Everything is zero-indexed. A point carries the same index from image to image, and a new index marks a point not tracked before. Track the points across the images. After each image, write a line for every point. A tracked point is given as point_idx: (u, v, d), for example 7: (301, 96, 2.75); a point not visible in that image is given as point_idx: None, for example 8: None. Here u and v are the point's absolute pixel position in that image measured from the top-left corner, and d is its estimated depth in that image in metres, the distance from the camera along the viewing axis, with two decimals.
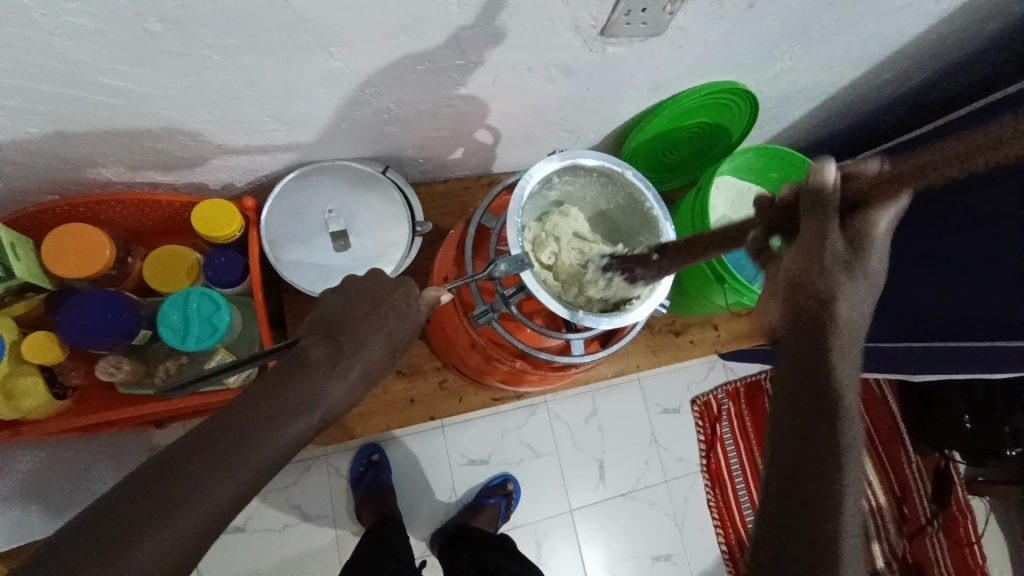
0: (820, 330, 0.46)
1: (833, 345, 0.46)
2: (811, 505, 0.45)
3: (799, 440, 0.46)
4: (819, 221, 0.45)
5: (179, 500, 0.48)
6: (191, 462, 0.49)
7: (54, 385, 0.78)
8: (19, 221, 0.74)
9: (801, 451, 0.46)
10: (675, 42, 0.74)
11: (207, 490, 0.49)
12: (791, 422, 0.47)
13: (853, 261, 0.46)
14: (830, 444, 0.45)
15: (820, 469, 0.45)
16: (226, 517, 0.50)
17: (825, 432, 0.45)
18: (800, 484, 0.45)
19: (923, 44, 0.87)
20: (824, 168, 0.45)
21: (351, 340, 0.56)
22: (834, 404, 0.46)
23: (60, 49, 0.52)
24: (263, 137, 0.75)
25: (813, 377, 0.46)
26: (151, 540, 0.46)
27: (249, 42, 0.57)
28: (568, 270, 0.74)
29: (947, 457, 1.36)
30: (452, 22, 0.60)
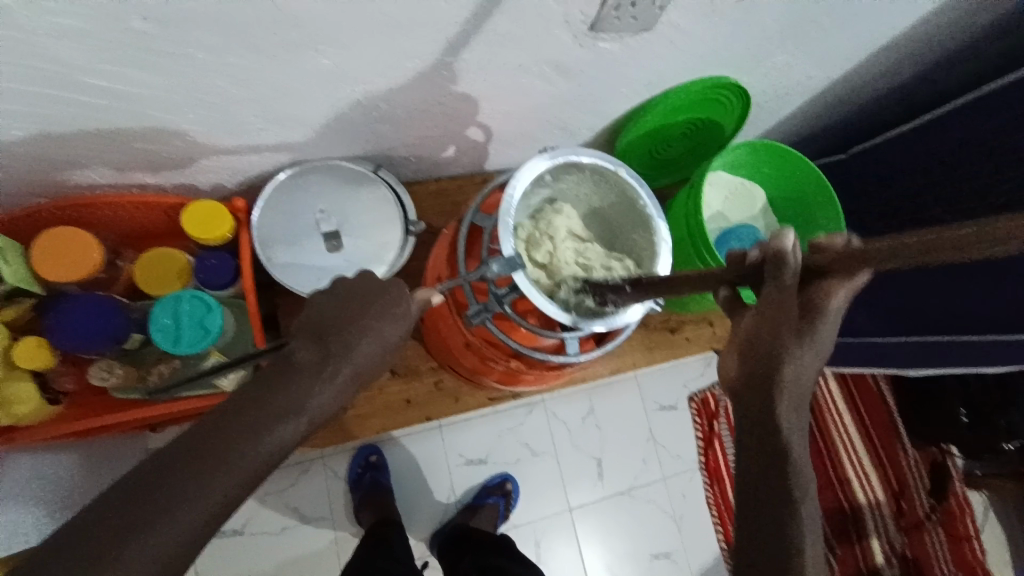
0: (772, 390, 0.50)
1: (780, 398, 0.50)
2: (779, 538, 0.50)
3: (759, 480, 0.51)
4: (777, 293, 0.47)
5: (168, 506, 0.47)
6: (180, 467, 0.49)
7: (45, 390, 0.77)
8: (7, 225, 0.73)
9: (764, 488, 0.51)
10: (667, 38, 0.73)
11: (197, 496, 0.48)
12: (749, 464, 0.53)
13: (804, 330, 0.49)
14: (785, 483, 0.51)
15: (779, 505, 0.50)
16: (216, 521, 0.50)
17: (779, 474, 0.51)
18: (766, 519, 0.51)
19: (916, 37, 0.87)
20: (784, 240, 0.45)
21: (340, 343, 0.55)
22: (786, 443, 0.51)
23: (44, 48, 0.51)
24: (254, 137, 0.75)
25: (764, 425, 0.51)
26: (140, 546, 0.46)
27: (237, 41, 0.56)
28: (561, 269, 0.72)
29: (944, 451, 1.37)
30: (442, 18, 0.59)
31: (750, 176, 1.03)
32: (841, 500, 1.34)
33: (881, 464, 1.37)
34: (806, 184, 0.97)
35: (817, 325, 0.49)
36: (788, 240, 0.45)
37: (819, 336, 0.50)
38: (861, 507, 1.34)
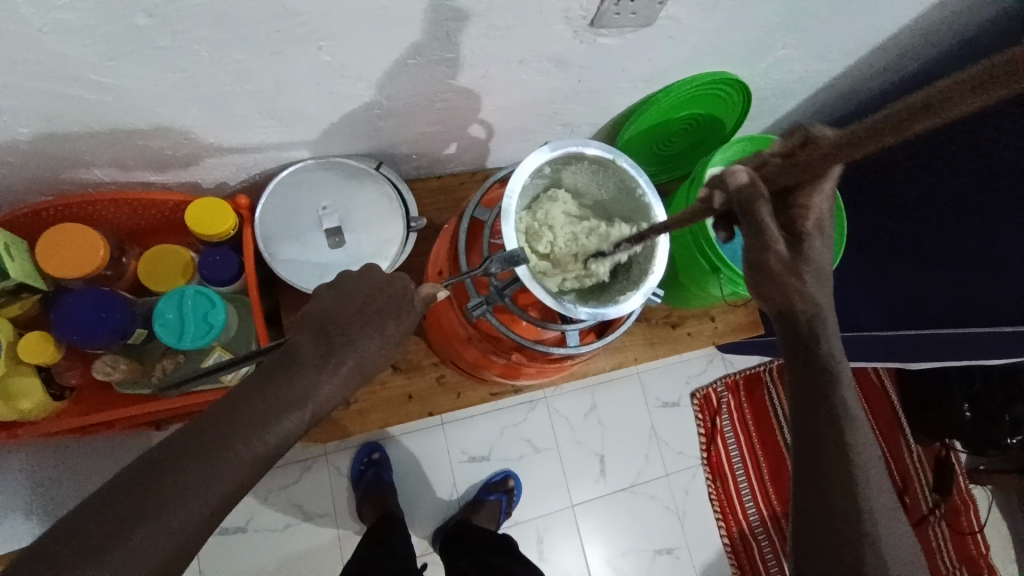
0: (808, 331, 0.51)
1: (828, 351, 0.52)
2: (842, 493, 0.51)
3: (817, 435, 0.52)
4: (754, 227, 0.44)
5: (171, 499, 0.47)
6: (184, 458, 0.48)
7: (51, 385, 0.78)
8: (12, 222, 0.74)
9: (826, 449, 0.52)
10: (666, 33, 0.73)
11: (200, 492, 0.48)
12: (806, 427, 0.53)
13: (798, 255, 0.48)
14: (843, 442, 0.52)
15: (839, 462, 0.51)
16: (218, 515, 0.50)
17: (834, 431, 0.52)
18: (824, 478, 0.52)
19: (915, 31, 0.87)
20: (733, 175, 0.44)
21: (342, 336, 0.56)
22: (839, 400, 0.52)
23: (49, 44, 0.52)
24: (256, 134, 0.75)
25: (814, 376, 0.52)
26: (143, 535, 0.45)
27: (239, 37, 0.57)
28: (562, 254, 0.74)
29: (948, 447, 1.37)
30: (443, 14, 0.60)
31: None
32: None
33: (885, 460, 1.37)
34: None
35: (811, 242, 0.48)
36: (737, 173, 0.44)
37: (815, 251, 0.48)
38: None
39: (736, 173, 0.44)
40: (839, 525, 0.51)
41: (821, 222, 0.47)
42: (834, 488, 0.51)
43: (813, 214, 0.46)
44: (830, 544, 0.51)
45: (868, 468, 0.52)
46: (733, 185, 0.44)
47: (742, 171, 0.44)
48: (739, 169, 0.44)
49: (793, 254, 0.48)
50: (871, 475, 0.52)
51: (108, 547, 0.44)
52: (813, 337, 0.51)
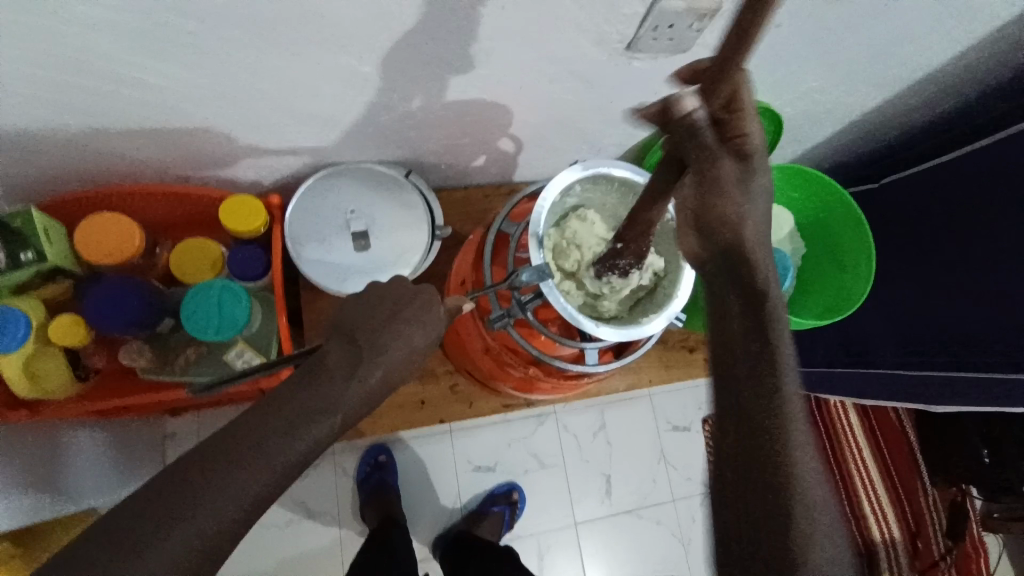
0: (738, 274, 0.46)
1: (758, 321, 0.44)
2: (774, 521, 0.42)
3: (741, 391, 0.44)
4: (690, 145, 0.46)
5: (206, 500, 0.49)
6: (216, 461, 0.50)
7: (77, 366, 0.79)
8: (54, 208, 0.76)
9: (760, 414, 0.43)
10: (700, 59, 0.74)
11: (230, 493, 0.49)
12: (736, 386, 0.44)
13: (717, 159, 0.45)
14: (779, 411, 0.43)
15: (774, 432, 0.42)
16: (245, 519, 0.51)
17: (772, 401, 0.43)
18: (751, 445, 0.43)
19: (948, 71, 0.87)
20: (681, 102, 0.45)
21: (370, 344, 0.57)
22: (776, 357, 0.43)
23: (96, 42, 0.54)
24: (290, 137, 0.77)
25: (751, 321, 0.44)
26: (178, 536, 0.47)
27: (278, 43, 0.58)
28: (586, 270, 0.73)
29: (965, 492, 1.30)
30: (480, 31, 0.61)
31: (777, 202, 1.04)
32: (856, 536, 1.31)
33: (897, 500, 1.34)
34: (839, 214, 0.98)
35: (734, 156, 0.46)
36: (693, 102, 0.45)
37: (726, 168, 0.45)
38: (875, 545, 1.31)
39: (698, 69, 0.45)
40: (767, 559, 0.41)
41: (752, 144, 0.46)
42: (760, 492, 0.42)
43: (743, 137, 0.46)
44: (753, 524, 0.42)
45: (806, 486, 0.42)
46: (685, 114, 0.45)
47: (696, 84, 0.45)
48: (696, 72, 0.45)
49: (722, 172, 0.45)
50: (807, 470, 0.42)
51: (145, 544, 0.47)
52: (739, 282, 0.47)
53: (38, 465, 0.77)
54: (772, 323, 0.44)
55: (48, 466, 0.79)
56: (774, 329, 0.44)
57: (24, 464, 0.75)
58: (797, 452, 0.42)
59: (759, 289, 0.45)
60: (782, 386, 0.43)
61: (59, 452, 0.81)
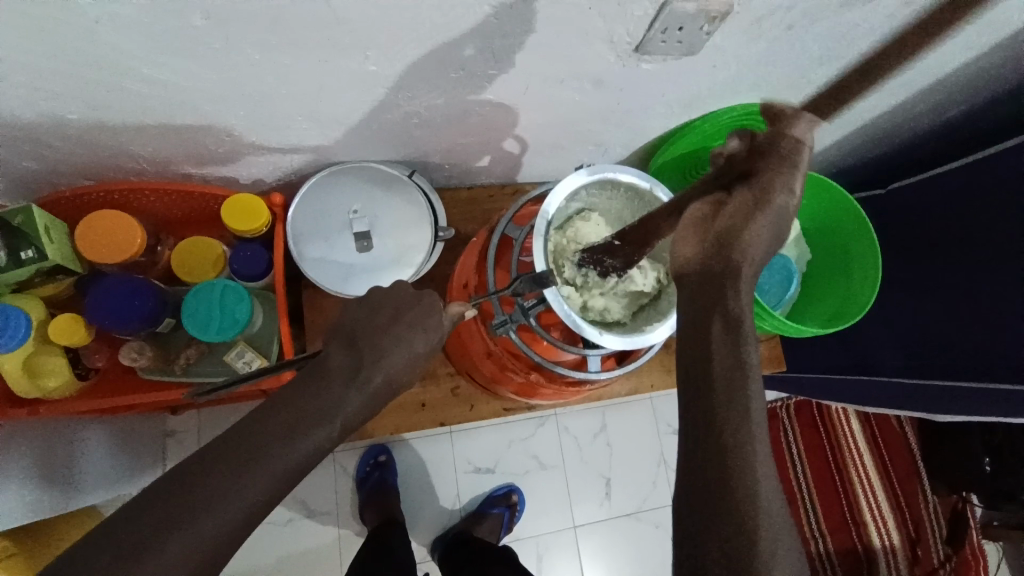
0: (718, 294, 0.51)
1: (727, 332, 0.48)
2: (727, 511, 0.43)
3: (710, 407, 0.46)
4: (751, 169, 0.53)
5: (203, 509, 0.48)
6: (214, 468, 0.49)
7: (77, 365, 0.79)
8: (56, 204, 0.76)
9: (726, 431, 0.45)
10: (708, 62, 0.73)
11: (227, 501, 0.48)
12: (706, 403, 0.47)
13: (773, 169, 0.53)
14: (746, 432, 0.45)
15: (740, 449, 0.44)
16: (242, 529, 0.50)
17: (738, 420, 0.45)
18: (714, 458, 0.45)
19: (960, 77, 0.86)
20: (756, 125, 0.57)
21: (372, 349, 0.56)
22: (745, 381, 0.47)
23: (104, 36, 0.53)
24: (295, 135, 0.76)
25: (723, 345, 0.48)
26: (175, 546, 0.46)
27: (287, 41, 0.58)
28: (574, 256, 0.72)
29: (964, 500, 1.30)
30: (489, 30, 0.60)
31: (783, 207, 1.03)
32: (854, 540, 1.29)
33: (897, 506, 1.32)
34: (845, 221, 0.97)
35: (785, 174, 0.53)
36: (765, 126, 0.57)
37: (779, 179, 0.52)
38: (874, 550, 1.28)
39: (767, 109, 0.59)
40: (716, 549, 0.43)
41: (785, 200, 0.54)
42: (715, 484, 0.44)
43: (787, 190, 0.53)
44: (710, 534, 0.43)
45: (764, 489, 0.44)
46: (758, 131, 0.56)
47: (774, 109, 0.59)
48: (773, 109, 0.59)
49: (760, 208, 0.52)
50: (768, 492, 0.44)
51: (141, 552, 0.46)
52: (731, 275, 0.51)
53: (45, 461, 0.78)
54: (742, 349, 0.47)
55: (54, 462, 0.80)
56: (746, 357, 0.47)
57: (30, 459, 0.75)
58: (760, 473, 0.44)
59: (732, 315, 0.49)
60: (744, 390, 0.46)
61: (66, 448, 0.82)
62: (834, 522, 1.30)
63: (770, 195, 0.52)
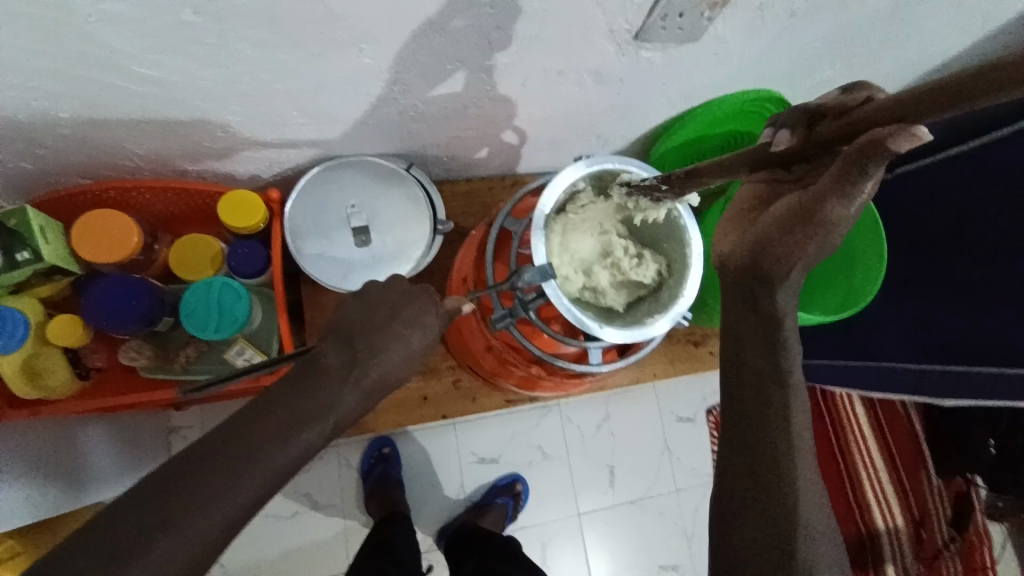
0: (766, 305, 0.50)
1: (774, 337, 0.50)
2: (767, 501, 0.48)
3: (752, 409, 0.50)
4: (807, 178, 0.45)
5: (196, 507, 0.48)
6: (206, 468, 0.50)
7: (77, 365, 0.79)
8: (51, 204, 0.75)
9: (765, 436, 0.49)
10: (710, 50, 0.72)
11: (222, 500, 0.49)
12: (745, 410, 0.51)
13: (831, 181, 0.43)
14: (782, 436, 0.49)
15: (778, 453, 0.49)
16: (235, 526, 0.51)
17: (775, 426, 0.49)
18: (754, 452, 0.49)
19: (968, 60, 0.84)
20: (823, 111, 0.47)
21: (367, 347, 0.56)
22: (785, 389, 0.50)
23: (94, 35, 0.52)
24: (291, 131, 0.75)
25: (761, 355, 0.51)
26: (168, 545, 0.47)
27: (281, 37, 0.57)
28: (575, 245, 0.72)
29: (970, 482, 1.31)
30: (486, 22, 0.59)
31: None
32: (859, 526, 1.28)
33: (902, 493, 1.31)
34: None
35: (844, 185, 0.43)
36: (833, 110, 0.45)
37: (830, 192, 0.43)
38: (879, 536, 1.28)
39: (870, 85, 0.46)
40: (753, 532, 0.48)
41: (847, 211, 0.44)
42: (758, 476, 0.49)
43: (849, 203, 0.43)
44: (750, 519, 0.48)
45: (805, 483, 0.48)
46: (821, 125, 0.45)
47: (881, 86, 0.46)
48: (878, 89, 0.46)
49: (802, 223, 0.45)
50: (807, 488, 0.48)
51: (138, 553, 0.46)
52: (765, 285, 0.49)
53: (51, 455, 0.79)
54: (783, 360, 0.50)
55: (61, 458, 0.81)
56: (785, 361, 0.50)
57: (36, 453, 0.76)
58: (798, 466, 0.49)
59: (773, 327, 0.50)
60: (787, 393, 0.50)
61: (72, 445, 0.83)
62: (841, 511, 1.29)
63: (820, 207, 0.44)
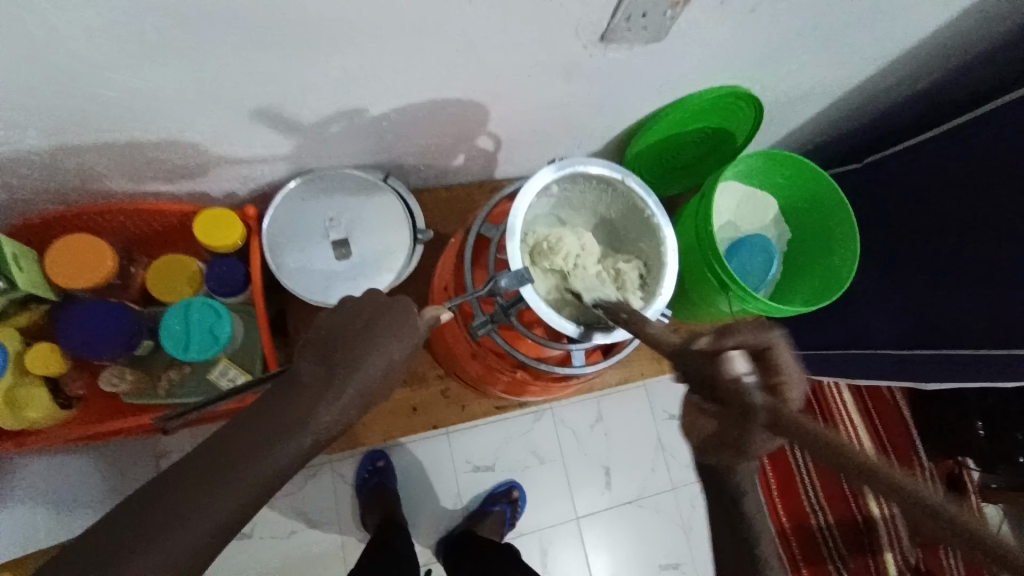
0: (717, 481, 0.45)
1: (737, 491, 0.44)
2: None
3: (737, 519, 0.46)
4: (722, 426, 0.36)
5: (173, 526, 0.49)
6: (183, 489, 0.50)
7: (58, 394, 0.78)
8: (24, 232, 0.75)
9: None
10: (677, 47, 0.73)
11: (198, 519, 0.50)
12: (723, 560, 0.50)
13: (754, 430, 0.34)
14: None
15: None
16: (216, 543, 0.51)
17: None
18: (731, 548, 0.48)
19: (930, 46, 0.86)
20: (729, 355, 0.36)
21: (345, 361, 0.55)
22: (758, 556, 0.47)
23: (55, 59, 0.52)
24: (263, 146, 0.75)
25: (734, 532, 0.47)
26: (140, 563, 0.48)
27: (246, 52, 0.57)
28: (548, 261, 0.73)
29: (962, 465, 1.33)
30: (452, 29, 0.60)
31: (763, 185, 1.03)
32: (853, 511, 1.29)
33: None
34: (825, 197, 0.97)
35: (882, 487, 0.27)
36: (740, 364, 0.35)
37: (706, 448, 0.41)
38: (874, 521, 1.29)
39: (746, 328, 0.38)
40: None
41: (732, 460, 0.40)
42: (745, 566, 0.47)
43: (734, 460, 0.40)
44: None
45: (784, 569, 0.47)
46: (728, 374, 0.35)
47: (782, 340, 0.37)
48: (782, 353, 0.37)
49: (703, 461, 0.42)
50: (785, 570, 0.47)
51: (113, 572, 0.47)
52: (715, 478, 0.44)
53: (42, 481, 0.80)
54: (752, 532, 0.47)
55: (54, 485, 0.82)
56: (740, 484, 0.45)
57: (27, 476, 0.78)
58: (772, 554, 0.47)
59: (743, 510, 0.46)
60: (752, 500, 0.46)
61: (67, 473, 0.83)
62: (831, 495, 1.29)
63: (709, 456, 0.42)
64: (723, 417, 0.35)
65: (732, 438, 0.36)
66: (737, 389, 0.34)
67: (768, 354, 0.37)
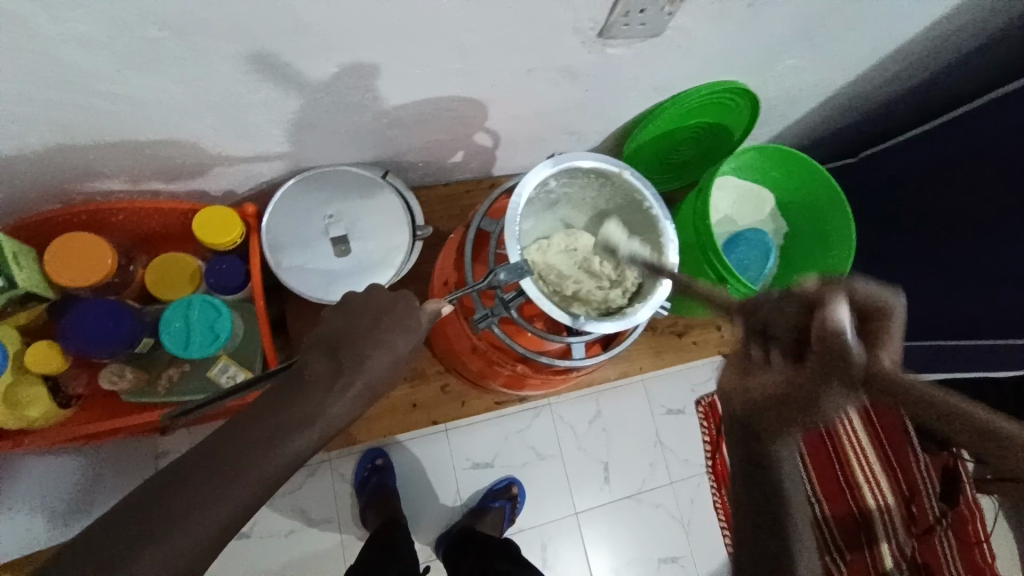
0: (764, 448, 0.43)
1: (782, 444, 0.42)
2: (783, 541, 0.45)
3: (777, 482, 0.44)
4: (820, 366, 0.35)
5: (181, 518, 0.49)
6: (191, 482, 0.50)
7: (57, 394, 0.78)
8: (23, 231, 0.74)
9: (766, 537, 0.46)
10: (675, 42, 0.73)
11: (208, 512, 0.49)
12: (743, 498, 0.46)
13: (840, 385, 0.35)
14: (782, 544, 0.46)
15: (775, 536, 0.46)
16: (223, 538, 0.51)
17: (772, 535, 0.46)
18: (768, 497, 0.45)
19: (925, 41, 0.87)
20: (840, 302, 0.35)
21: (351, 356, 0.56)
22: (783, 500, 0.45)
23: (55, 56, 0.52)
24: (262, 144, 0.75)
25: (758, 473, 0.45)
26: (151, 555, 0.47)
27: (249, 48, 0.57)
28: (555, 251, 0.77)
29: (956, 455, 1.32)
30: (453, 24, 0.60)
31: (759, 181, 1.04)
32: (850, 504, 1.29)
33: (890, 469, 1.32)
34: (818, 191, 0.98)
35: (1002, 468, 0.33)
36: (845, 316, 0.34)
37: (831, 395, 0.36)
38: (870, 512, 1.29)
39: (861, 285, 0.36)
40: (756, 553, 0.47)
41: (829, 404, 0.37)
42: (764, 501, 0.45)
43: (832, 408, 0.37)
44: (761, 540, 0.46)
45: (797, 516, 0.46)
46: (832, 323, 0.34)
47: (896, 307, 0.36)
48: (891, 314, 0.35)
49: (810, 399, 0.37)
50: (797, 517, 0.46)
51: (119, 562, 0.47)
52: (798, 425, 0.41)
53: (46, 490, 0.79)
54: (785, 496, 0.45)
55: (56, 496, 0.81)
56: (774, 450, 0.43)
57: (33, 483, 0.77)
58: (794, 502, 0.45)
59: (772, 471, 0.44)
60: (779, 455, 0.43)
61: (68, 486, 0.83)
62: (830, 489, 1.30)
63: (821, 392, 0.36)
64: (809, 365, 0.36)
65: (809, 385, 0.37)
66: (840, 343, 0.34)
67: (875, 313, 0.35)
